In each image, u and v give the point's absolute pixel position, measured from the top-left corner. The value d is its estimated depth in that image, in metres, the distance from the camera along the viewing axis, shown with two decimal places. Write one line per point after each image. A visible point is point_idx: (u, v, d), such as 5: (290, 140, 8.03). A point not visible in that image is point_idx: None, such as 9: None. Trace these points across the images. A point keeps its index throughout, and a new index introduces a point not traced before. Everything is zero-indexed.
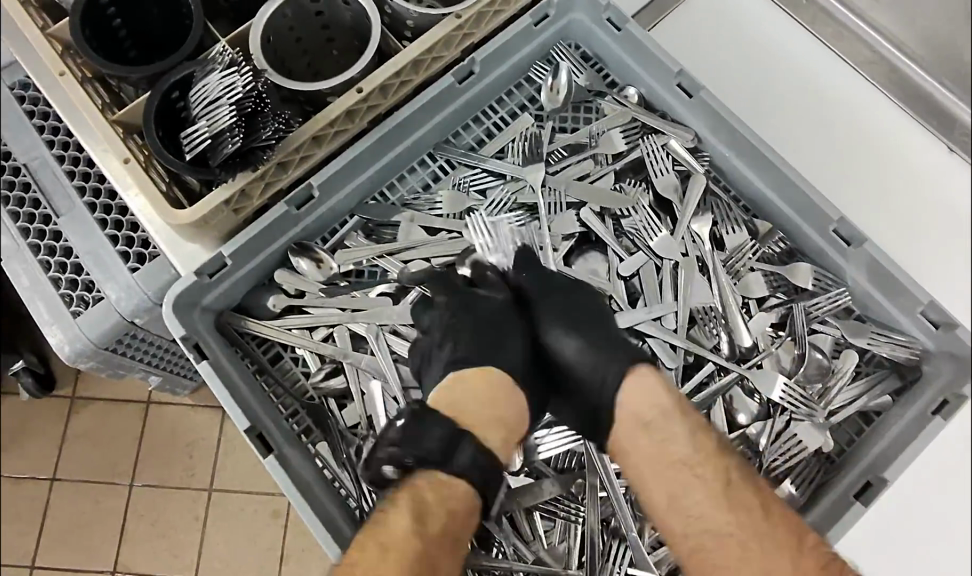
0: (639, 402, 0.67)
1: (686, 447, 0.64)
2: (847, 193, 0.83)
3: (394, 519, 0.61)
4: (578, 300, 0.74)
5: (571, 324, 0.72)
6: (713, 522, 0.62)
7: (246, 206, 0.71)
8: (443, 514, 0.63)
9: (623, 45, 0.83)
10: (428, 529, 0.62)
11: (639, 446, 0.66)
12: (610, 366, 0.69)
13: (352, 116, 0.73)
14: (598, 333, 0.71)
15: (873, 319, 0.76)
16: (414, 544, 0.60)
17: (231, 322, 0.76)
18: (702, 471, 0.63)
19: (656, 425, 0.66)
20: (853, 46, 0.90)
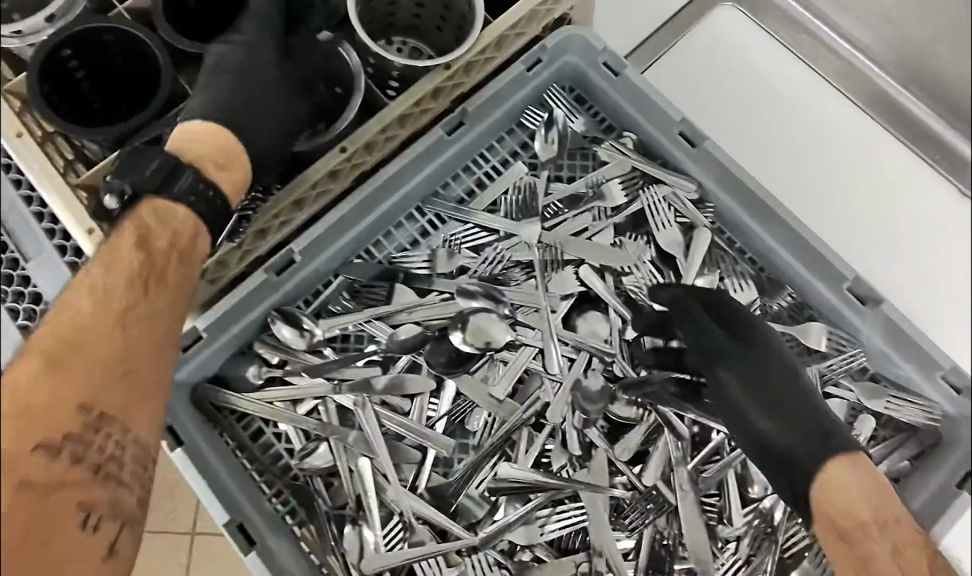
0: (837, 486, 0.61)
1: (888, 567, 0.59)
2: (856, 242, 0.79)
3: (114, 263, 0.57)
4: (760, 362, 0.67)
5: (749, 407, 0.66)
6: (851, 499, 0.60)
7: (223, 276, 0.66)
8: (169, 258, 0.59)
9: (621, 90, 0.79)
10: (149, 245, 0.58)
11: (834, 489, 0.61)
12: (813, 449, 0.63)
13: (336, 175, 0.68)
14: (797, 408, 0.65)
15: (889, 379, 0.72)
16: (114, 309, 0.56)
17: (207, 395, 0.70)
18: (864, 515, 0.59)
19: (870, 528, 0.59)
20: (858, 85, 0.86)
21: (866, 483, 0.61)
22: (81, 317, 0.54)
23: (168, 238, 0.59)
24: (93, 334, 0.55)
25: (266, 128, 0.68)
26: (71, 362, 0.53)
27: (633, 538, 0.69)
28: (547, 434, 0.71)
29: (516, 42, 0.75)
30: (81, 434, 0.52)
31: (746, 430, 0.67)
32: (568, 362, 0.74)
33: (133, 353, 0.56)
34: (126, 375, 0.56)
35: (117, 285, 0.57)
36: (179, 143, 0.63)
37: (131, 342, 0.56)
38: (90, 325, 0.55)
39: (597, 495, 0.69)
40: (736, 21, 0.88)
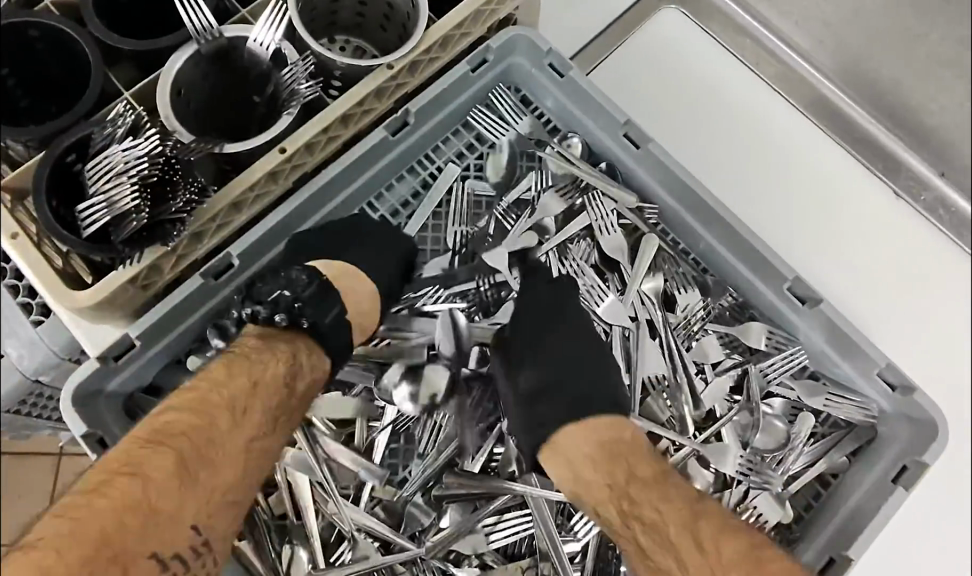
0: (570, 443, 0.64)
1: (651, 512, 0.58)
2: (796, 245, 0.80)
3: (217, 393, 0.58)
4: (577, 334, 0.71)
5: (550, 357, 0.69)
6: (583, 450, 0.63)
7: (155, 281, 0.64)
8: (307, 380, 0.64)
9: (566, 92, 0.78)
10: (263, 388, 0.60)
11: (572, 445, 0.63)
12: (600, 390, 0.67)
13: (276, 177, 0.67)
14: (587, 371, 0.68)
15: (829, 377, 0.74)
16: (258, 381, 0.60)
17: (142, 406, 0.70)
18: (599, 477, 0.61)
19: (619, 487, 0.60)
20: (797, 88, 0.88)
21: (599, 446, 0.63)
22: (193, 413, 0.56)
23: (288, 352, 0.63)
24: (187, 440, 0.55)
25: (376, 251, 0.72)
26: (161, 452, 0.53)
27: (579, 543, 0.68)
28: (494, 439, 0.71)
29: (461, 43, 0.74)
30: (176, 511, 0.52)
31: (532, 418, 0.66)
32: None
33: (248, 434, 0.58)
34: (233, 461, 0.57)
35: (235, 400, 0.58)
36: (336, 272, 0.70)
37: (254, 434, 0.58)
38: (196, 426, 0.56)
39: (542, 500, 0.68)
40: (680, 23, 0.89)
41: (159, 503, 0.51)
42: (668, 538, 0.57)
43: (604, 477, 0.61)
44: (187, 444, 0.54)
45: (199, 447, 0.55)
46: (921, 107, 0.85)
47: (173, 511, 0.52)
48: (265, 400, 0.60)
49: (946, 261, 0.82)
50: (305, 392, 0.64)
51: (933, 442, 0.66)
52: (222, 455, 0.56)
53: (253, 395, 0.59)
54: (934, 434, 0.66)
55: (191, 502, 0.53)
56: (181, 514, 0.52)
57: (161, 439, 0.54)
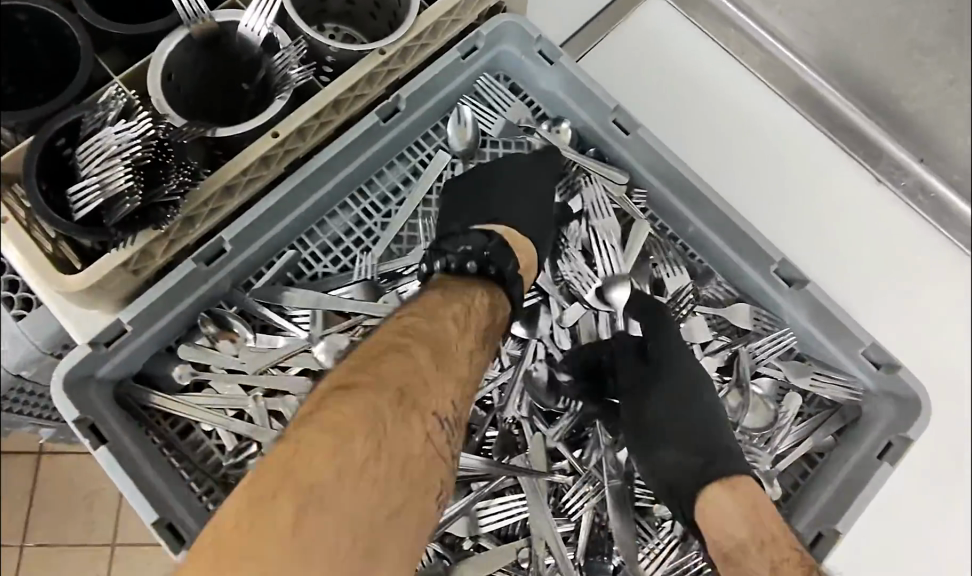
0: (727, 514, 0.61)
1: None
2: (783, 230, 0.82)
3: (421, 328, 0.60)
4: (701, 393, 0.69)
5: (690, 426, 0.67)
6: (749, 543, 0.60)
7: (147, 266, 0.64)
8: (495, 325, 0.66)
9: (556, 79, 0.79)
10: (468, 326, 0.63)
11: (723, 530, 0.61)
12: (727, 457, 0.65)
13: (268, 161, 0.67)
14: (714, 435, 0.67)
15: (813, 356, 0.75)
16: (461, 327, 0.62)
17: (133, 394, 0.69)
18: (763, 572, 0.59)
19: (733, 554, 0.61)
20: (782, 77, 0.89)
21: (755, 527, 0.60)
22: (398, 349, 0.58)
23: (486, 301, 0.66)
24: (378, 386, 0.55)
25: (524, 203, 0.74)
26: (407, 380, 0.56)
27: (572, 522, 0.69)
28: (489, 423, 0.71)
29: (451, 29, 0.74)
30: (395, 448, 0.53)
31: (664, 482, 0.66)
32: (517, 344, 0.74)
33: (454, 383, 0.59)
34: (428, 411, 0.56)
35: (446, 343, 0.60)
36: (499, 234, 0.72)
37: (456, 384, 0.59)
38: (395, 372, 0.56)
39: (536, 480, 0.69)
40: (666, 13, 0.90)
41: (353, 463, 0.51)
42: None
43: (761, 566, 0.59)
44: (387, 394, 0.54)
45: (401, 399, 0.55)
46: (901, 94, 0.86)
47: (371, 473, 0.52)
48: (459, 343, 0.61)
49: (925, 246, 0.84)
50: (488, 330, 0.66)
51: (919, 417, 0.68)
52: (427, 401, 0.56)
53: (442, 344, 0.60)
54: (918, 409, 0.68)
55: (408, 458, 0.54)
56: (396, 467, 0.53)
57: (352, 387, 0.54)
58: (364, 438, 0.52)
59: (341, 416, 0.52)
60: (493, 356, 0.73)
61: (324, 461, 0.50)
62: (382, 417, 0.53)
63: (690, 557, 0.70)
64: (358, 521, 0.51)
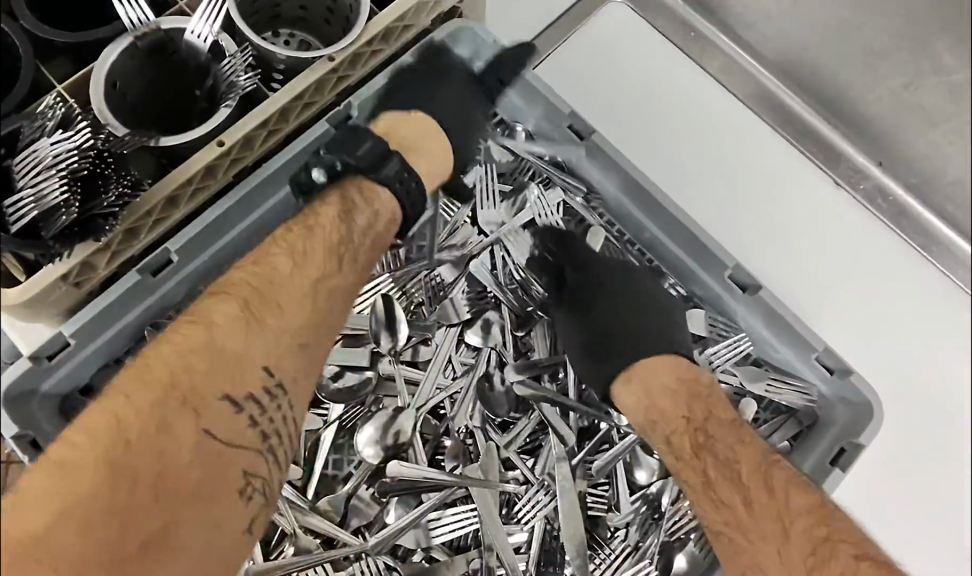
0: (658, 373, 0.69)
1: (726, 442, 0.65)
2: (741, 236, 0.81)
3: (267, 269, 0.62)
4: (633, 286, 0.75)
5: (617, 314, 0.73)
6: (674, 395, 0.68)
7: (89, 279, 0.63)
8: (366, 239, 0.68)
9: (513, 85, 0.78)
10: (313, 259, 0.64)
11: (652, 384, 0.69)
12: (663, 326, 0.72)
13: (214, 171, 0.66)
14: (641, 317, 0.72)
15: (770, 363, 0.75)
16: (287, 280, 0.62)
17: (80, 407, 0.68)
18: (677, 409, 0.67)
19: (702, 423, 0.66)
20: (742, 81, 0.89)
21: (680, 383, 0.68)
22: (222, 312, 0.59)
23: (337, 212, 0.67)
24: (163, 393, 0.54)
25: (449, 100, 0.75)
26: (189, 361, 0.56)
27: (525, 532, 0.69)
28: (444, 432, 0.71)
29: (403, 36, 0.73)
30: (182, 436, 0.54)
31: (592, 353, 0.72)
32: (470, 352, 0.74)
33: (276, 334, 0.61)
34: (229, 418, 0.57)
35: (283, 291, 0.62)
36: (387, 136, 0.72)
37: (277, 336, 0.61)
38: (197, 373, 0.56)
39: (487, 492, 0.69)
40: (626, 17, 0.90)
41: (127, 477, 0.51)
42: (739, 474, 0.62)
43: (679, 408, 0.67)
44: (171, 415, 0.54)
45: (190, 406, 0.55)
46: (859, 96, 0.87)
47: (146, 495, 0.52)
48: (306, 287, 0.63)
49: (885, 250, 0.83)
50: (361, 247, 0.68)
51: (870, 425, 0.68)
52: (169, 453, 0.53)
53: (268, 304, 0.61)
54: (871, 415, 0.68)
55: (182, 485, 0.54)
56: (159, 498, 0.52)
57: (147, 382, 0.54)
58: (142, 458, 0.52)
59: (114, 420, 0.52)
60: (446, 364, 0.73)
61: (90, 474, 0.50)
62: (166, 402, 0.54)
63: (642, 566, 0.69)
64: (150, 518, 0.52)
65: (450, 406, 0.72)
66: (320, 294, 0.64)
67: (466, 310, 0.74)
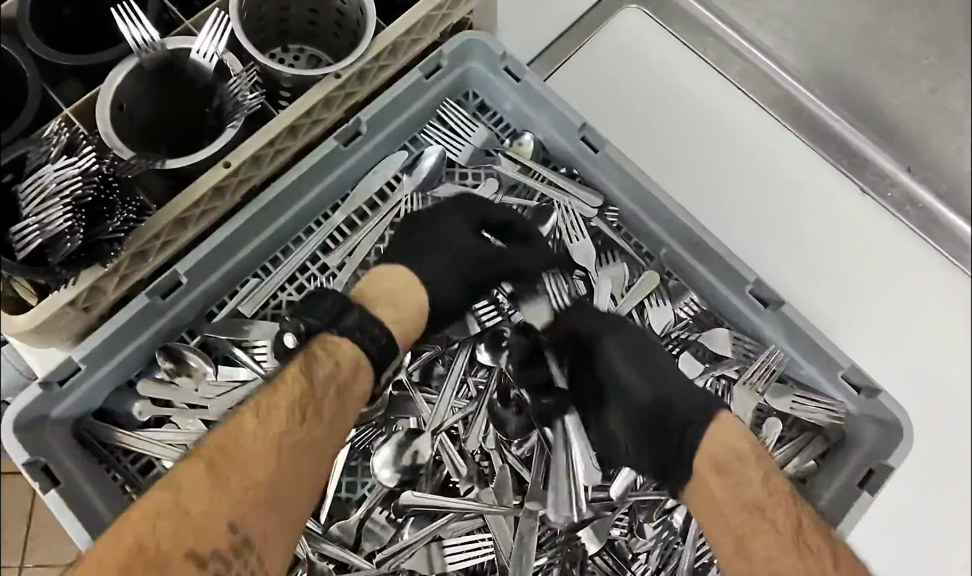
0: (725, 444, 0.60)
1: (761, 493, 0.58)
2: (765, 248, 0.79)
3: (250, 426, 0.57)
4: (668, 381, 0.65)
5: (637, 378, 0.66)
6: (761, 498, 0.58)
7: (98, 302, 0.62)
8: (329, 389, 0.60)
9: (522, 96, 0.77)
10: (320, 394, 0.60)
11: (716, 491, 0.59)
12: (683, 397, 0.63)
13: (222, 191, 0.65)
14: (670, 377, 0.66)
15: (795, 379, 0.73)
16: (270, 415, 0.58)
17: (94, 430, 0.67)
18: (736, 487, 0.58)
19: (759, 508, 0.58)
20: (762, 87, 0.86)
21: (749, 454, 0.60)
22: (221, 447, 0.57)
23: (299, 369, 0.60)
24: (157, 533, 0.53)
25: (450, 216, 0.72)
26: (185, 502, 0.54)
27: (546, 557, 0.67)
28: (454, 460, 0.68)
29: (411, 50, 0.72)
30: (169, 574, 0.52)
31: (655, 447, 0.63)
32: (484, 372, 0.72)
33: (267, 456, 0.57)
34: (280, 492, 0.57)
35: (267, 424, 0.58)
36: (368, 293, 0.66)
37: (271, 463, 0.57)
38: (194, 512, 0.54)
39: (501, 517, 0.67)
40: (641, 24, 0.88)
41: None
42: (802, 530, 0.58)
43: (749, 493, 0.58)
44: (169, 560, 0.52)
45: (183, 555, 0.53)
46: (885, 100, 0.83)
47: None
48: (280, 436, 0.58)
49: (913, 261, 0.81)
50: (347, 383, 0.62)
51: (899, 447, 0.66)
52: None
53: (239, 439, 0.57)
54: (901, 437, 0.66)
55: None
56: None
57: (142, 525, 0.53)
58: None
59: (123, 543, 0.52)
60: (459, 385, 0.71)
61: None
62: (152, 574, 0.51)
63: None
64: None
65: (461, 432, 0.69)
66: (294, 439, 0.58)
67: (474, 334, 0.72)
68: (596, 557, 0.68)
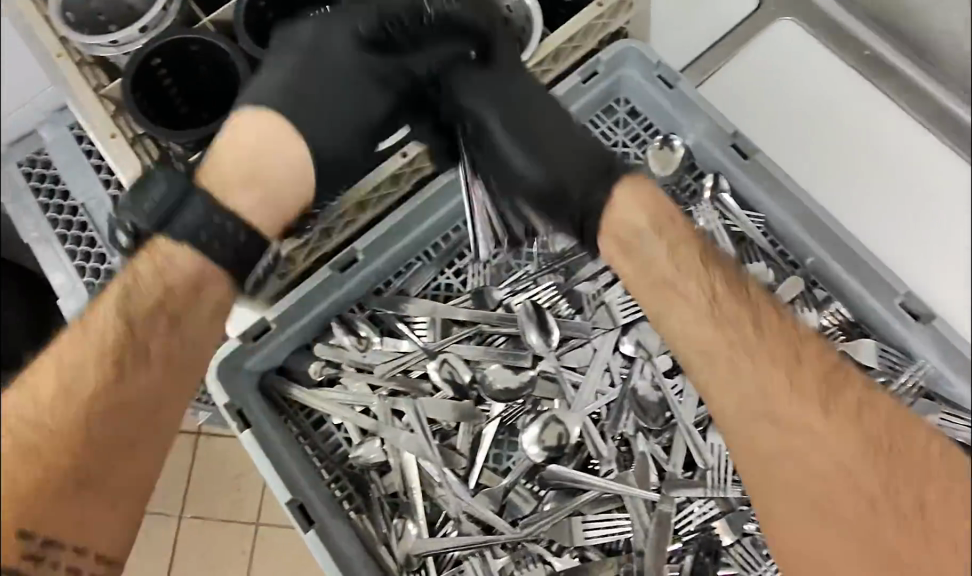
0: (621, 219, 0.67)
1: (665, 268, 0.66)
2: (918, 263, 0.79)
3: (88, 333, 0.61)
4: (571, 158, 0.67)
5: (557, 128, 0.68)
6: (683, 286, 0.66)
7: (290, 269, 0.72)
8: (162, 321, 0.64)
9: (675, 103, 0.79)
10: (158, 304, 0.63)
11: (624, 267, 0.68)
12: (577, 175, 0.67)
13: (396, 180, 0.73)
14: (566, 136, 0.68)
15: (943, 397, 0.73)
16: (72, 367, 0.60)
17: (274, 386, 0.75)
18: (696, 283, 0.66)
19: (666, 282, 0.66)
20: (923, 100, 0.85)
21: (648, 215, 0.67)
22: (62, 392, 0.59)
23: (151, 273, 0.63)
24: None
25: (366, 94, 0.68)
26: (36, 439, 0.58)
27: (680, 543, 0.69)
28: (597, 443, 0.72)
29: (572, 56, 0.78)
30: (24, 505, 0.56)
31: (565, 142, 0.68)
32: (624, 362, 0.75)
33: (115, 399, 0.61)
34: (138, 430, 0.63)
35: (88, 373, 0.60)
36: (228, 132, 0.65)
37: (145, 386, 0.63)
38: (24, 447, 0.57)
39: (639, 501, 0.70)
40: (797, 34, 0.89)
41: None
42: (761, 344, 0.65)
43: (687, 285, 0.66)
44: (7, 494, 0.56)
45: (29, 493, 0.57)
46: None
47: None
48: (130, 377, 0.62)
49: None
50: (196, 308, 0.65)
51: None
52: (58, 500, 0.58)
53: (74, 382, 0.60)
54: None
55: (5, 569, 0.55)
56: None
57: None
58: None
59: None
60: (604, 372, 0.74)
61: None
62: None
63: None
64: None
65: (604, 416, 0.73)
66: (130, 399, 0.62)
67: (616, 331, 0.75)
68: (731, 549, 0.70)
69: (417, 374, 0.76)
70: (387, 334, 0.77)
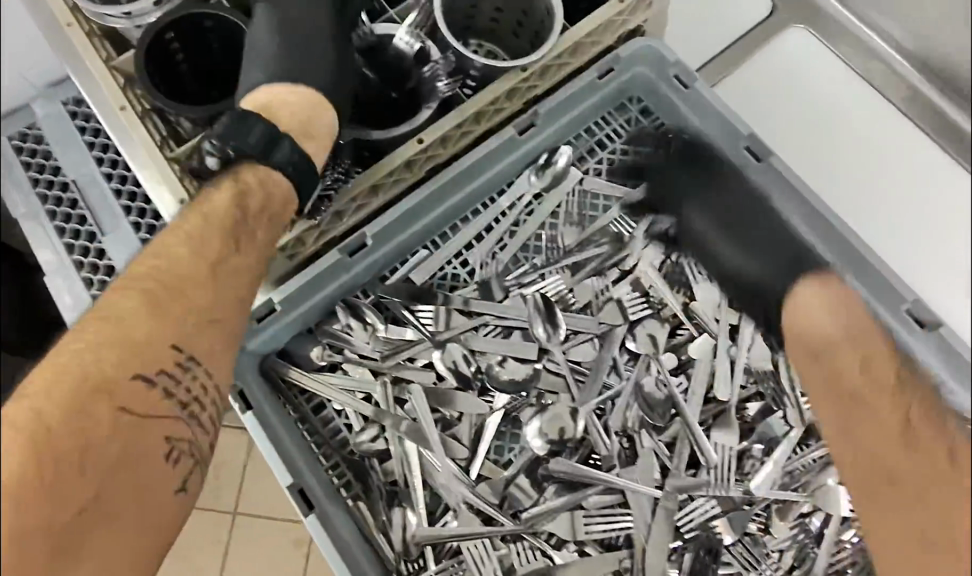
0: (807, 317, 0.72)
1: (848, 350, 0.70)
2: (923, 270, 0.79)
3: (177, 248, 0.61)
4: (760, 219, 0.76)
5: (751, 215, 0.76)
6: (859, 386, 0.69)
7: (299, 252, 0.72)
8: (256, 222, 0.65)
9: (690, 103, 0.79)
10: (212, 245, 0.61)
11: (828, 346, 0.71)
12: (777, 272, 0.75)
13: (410, 166, 0.71)
14: (775, 236, 0.75)
15: None
16: (164, 293, 0.59)
17: (276, 369, 0.74)
18: (849, 363, 0.70)
19: (822, 351, 0.71)
20: (929, 112, 0.86)
21: (838, 321, 0.70)
22: (124, 320, 0.56)
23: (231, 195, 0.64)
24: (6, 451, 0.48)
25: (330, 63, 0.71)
26: (87, 386, 0.53)
27: (681, 541, 0.70)
28: (601, 437, 0.72)
29: (591, 51, 0.77)
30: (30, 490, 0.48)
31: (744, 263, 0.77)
32: (630, 359, 0.75)
33: (177, 324, 0.59)
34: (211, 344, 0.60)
35: (192, 268, 0.61)
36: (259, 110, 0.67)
37: (235, 289, 0.63)
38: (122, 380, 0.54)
39: (642, 497, 0.70)
40: (807, 42, 0.90)
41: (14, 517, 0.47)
42: (886, 387, 0.68)
43: (848, 354, 0.70)
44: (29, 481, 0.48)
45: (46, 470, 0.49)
46: None
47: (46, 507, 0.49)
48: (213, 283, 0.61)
49: None
50: (263, 210, 0.65)
51: None
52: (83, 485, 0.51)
53: (168, 300, 0.59)
54: None
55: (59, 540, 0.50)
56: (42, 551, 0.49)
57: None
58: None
59: None
60: (610, 368, 0.74)
61: None
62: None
63: None
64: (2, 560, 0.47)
65: (606, 410, 0.73)
66: (213, 312, 0.61)
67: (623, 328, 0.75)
68: (732, 547, 0.70)
69: (422, 364, 0.75)
70: (392, 322, 0.75)
